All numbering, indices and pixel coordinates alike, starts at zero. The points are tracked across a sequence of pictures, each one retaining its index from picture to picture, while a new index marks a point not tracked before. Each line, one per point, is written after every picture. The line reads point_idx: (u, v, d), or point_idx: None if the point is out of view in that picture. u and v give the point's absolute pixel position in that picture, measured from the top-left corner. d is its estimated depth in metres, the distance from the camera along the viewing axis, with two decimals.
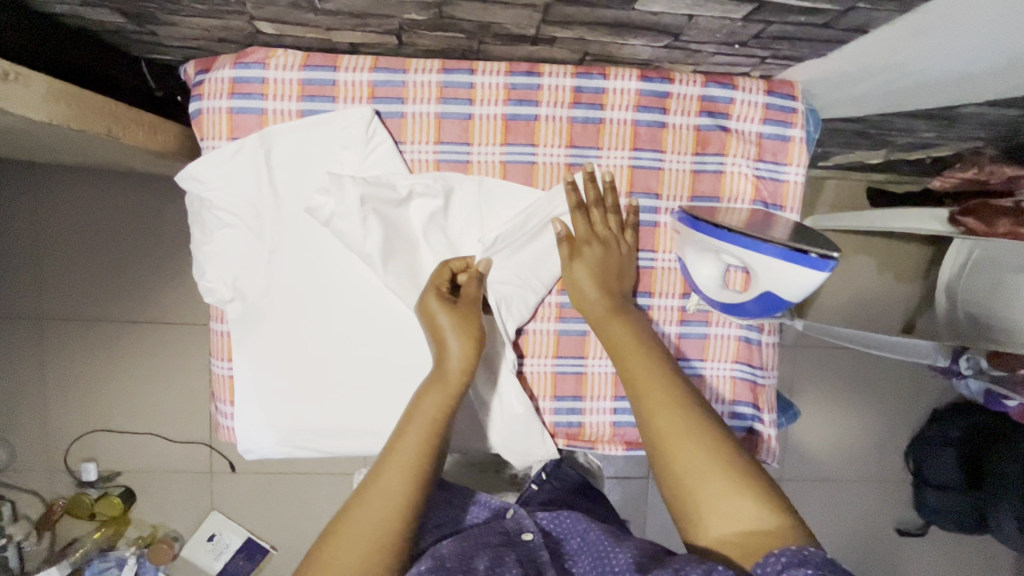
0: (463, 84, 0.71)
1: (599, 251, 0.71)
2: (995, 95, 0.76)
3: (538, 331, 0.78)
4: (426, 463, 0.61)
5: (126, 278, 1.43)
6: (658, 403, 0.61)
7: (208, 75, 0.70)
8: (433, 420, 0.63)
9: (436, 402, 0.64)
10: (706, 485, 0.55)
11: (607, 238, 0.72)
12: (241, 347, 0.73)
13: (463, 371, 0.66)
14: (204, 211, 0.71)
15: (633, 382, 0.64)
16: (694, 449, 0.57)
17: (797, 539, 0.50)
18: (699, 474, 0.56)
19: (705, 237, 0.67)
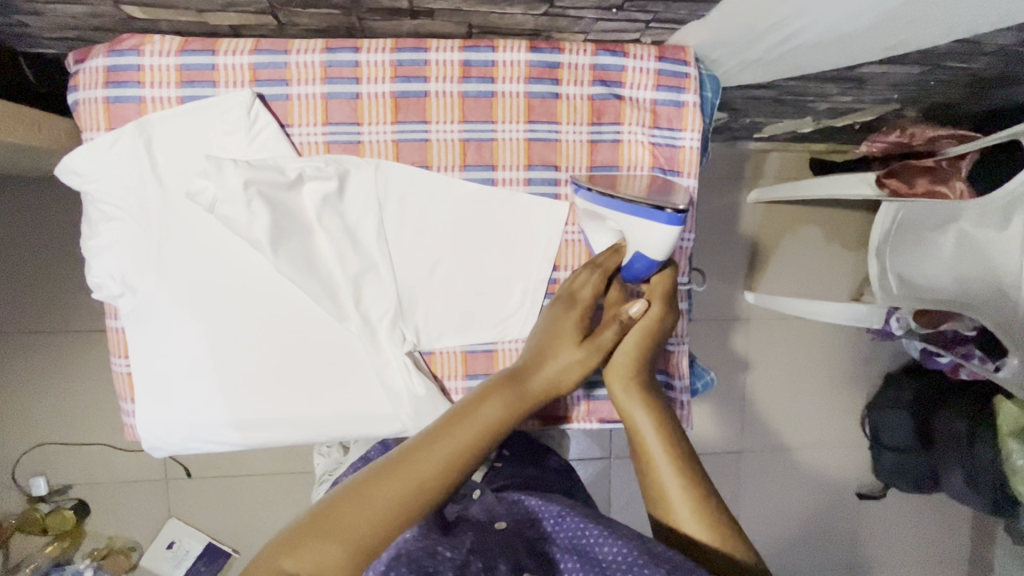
0: (348, 63, 0.70)
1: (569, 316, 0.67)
2: (887, 50, 0.76)
3: (445, 350, 0.77)
4: (446, 474, 0.55)
5: (63, 289, 1.40)
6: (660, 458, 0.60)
7: (83, 65, 0.68)
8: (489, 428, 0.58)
9: (499, 409, 0.60)
10: (670, 485, 0.58)
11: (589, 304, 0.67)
12: (140, 341, 0.71)
13: (543, 394, 0.64)
14: (87, 205, 0.69)
15: (637, 438, 0.63)
16: (669, 465, 0.60)
17: (733, 546, 0.54)
18: (671, 491, 0.58)
19: (590, 206, 0.71)
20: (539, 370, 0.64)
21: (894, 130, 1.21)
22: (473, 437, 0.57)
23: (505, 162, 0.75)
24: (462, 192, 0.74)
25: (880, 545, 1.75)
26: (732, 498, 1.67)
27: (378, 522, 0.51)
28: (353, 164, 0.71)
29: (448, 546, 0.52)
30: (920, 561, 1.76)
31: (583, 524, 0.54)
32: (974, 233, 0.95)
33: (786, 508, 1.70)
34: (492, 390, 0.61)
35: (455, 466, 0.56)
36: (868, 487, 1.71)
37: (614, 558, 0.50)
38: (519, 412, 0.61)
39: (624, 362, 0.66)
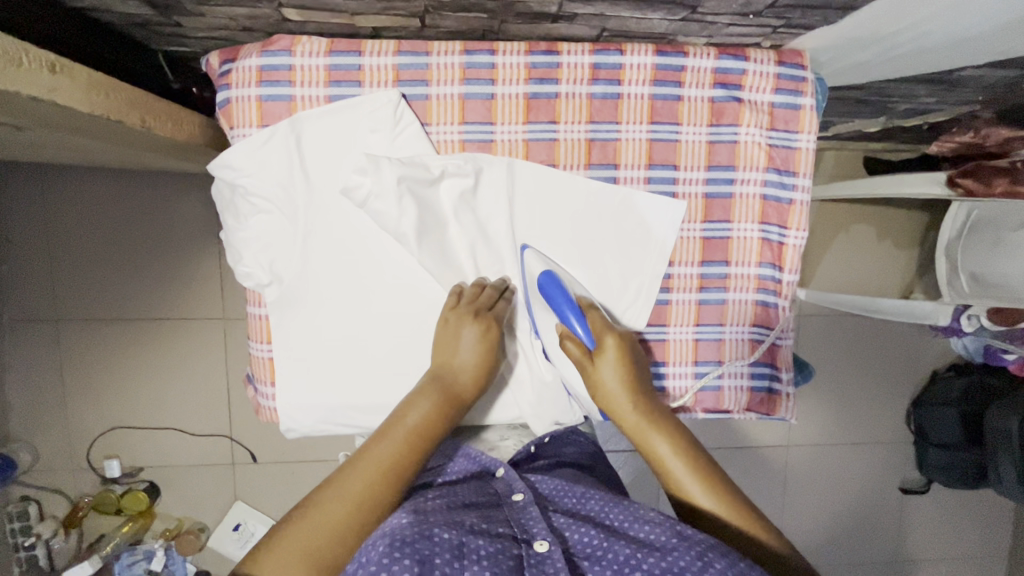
0: (485, 64, 0.73)
1: (484, 324, 0.72)
2: (995, 55, 0.79)
3: None
4: (399, 467, 0.63)
5: (138, 277, 1.44)
6: (682, 477, 0.65)
7: (236, 63, 0.71)
8: (426, 426, 0.66)
9: (430, 409, 0.68)
10: (689, 486, 0.64)
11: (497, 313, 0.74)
12: (283, 328, 0.75)
13: (469, 392, 0.72)
14: (238, 198, 0.73)
15: (653, 461, 0.67)
16: (681, 467, 0.66)
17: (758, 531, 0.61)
18: (693, 493, 0.64)
19: (533, 293, 0.75)
20: (460, 371, 0.72)
21: (966, 130, 1.23)
22: (404, 442, 0.64)
23: (627, 161, 0.78)
24: (586, 189, 0.77)
25: (923, 540, 1.76)
26: (778, 491, 1.69)
27: (341, 525, 0.57)
28: (489, 162, 0.74)
29: (444, 529, 0.54)
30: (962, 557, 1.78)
31: (609, 509, 0.61)
32: None
33: (830, 501, 1.73)
34: (420, 396, 0.69)
35: (394, 467, 0.62)
36: (913, 482, 1.73)
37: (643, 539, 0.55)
38: (448, 409, 0.69)
39: (584, 343, 0.73)
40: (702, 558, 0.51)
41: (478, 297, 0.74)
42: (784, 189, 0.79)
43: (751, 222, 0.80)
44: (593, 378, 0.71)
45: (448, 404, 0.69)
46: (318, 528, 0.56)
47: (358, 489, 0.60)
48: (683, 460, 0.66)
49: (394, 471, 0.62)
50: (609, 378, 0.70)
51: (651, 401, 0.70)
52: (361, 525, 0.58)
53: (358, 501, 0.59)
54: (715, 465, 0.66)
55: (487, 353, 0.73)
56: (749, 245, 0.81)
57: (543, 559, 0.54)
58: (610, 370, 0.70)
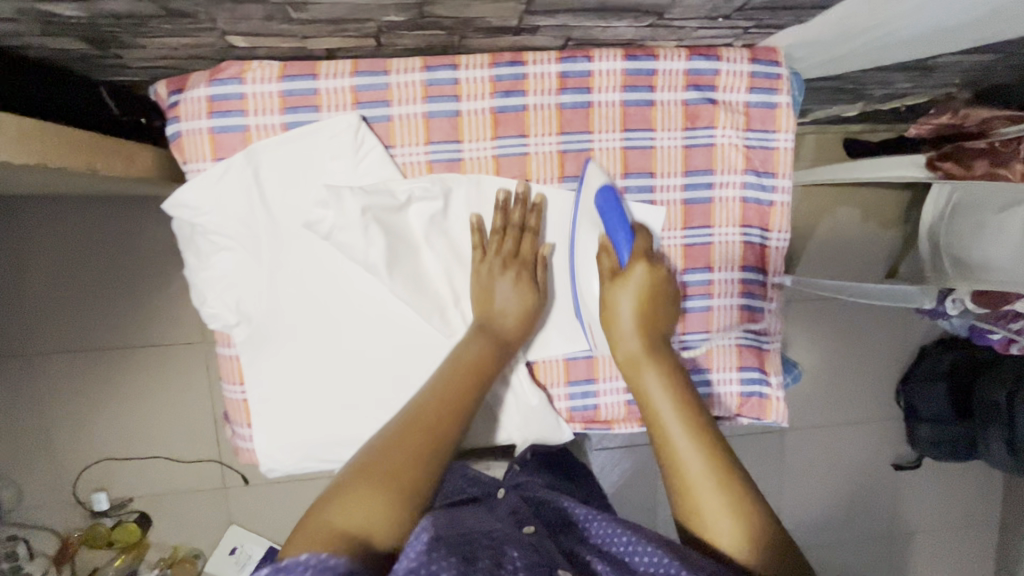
0: (447, 81, 0.70)
1: (522, 266, 0.72)
2: (970, 42, 0.77)
3: (547, 359, 0.79)
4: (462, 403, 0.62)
5: (110, 305, 1.40)
6: (670, 423, 0.62)
7: (183, 95, 0.67)
8: (477, 361, 0.67)
9: (479, 346, 0.68)
10: (694, 471, 0.58)
11: (526, 259, 0.73)
12: (255, 368, 0.72)
13: (514, 331, 0.71)
14: (197, 237, 0.69)
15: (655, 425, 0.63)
16: (685, 442, 0.60)
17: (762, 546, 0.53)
18: (694, 478, 0.58)
19: (581, 213, 0.73)
20: (503, 315, 0.71)
21: (944, 112, 1.22)
22: (467, 377, 0.65)
23: (602, 172, 0.75)
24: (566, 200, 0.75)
25: (925, 519, 1.74)
26: (774, 478, 1.67)
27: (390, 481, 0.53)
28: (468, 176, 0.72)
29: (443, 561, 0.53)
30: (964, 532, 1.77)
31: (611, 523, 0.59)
32: None
33: (828, 484, 1.70)
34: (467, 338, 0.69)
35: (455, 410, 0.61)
36: (906, 459, 1.71)
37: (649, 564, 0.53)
38: (471, 372, 0.66)
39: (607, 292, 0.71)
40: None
41: (504, 243, 0.73)
42: (764, 191, 0.77)
43: (731, 226, 0.78)
44: (612, 306, 0.70)
45: (469, 365, 0.66)
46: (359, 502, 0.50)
47: (373, 461, 0.55)
48: (672, 401, 0.63)
49: (415, 436, 0.57)
50: (627, 314, 0.70)
51: (665, 359, 0.68)
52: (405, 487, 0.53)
53: (370, 470, 0.54)
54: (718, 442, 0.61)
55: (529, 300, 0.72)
56: (731, 250, 0.79)
57: None
58: (629, 308, 0.70)
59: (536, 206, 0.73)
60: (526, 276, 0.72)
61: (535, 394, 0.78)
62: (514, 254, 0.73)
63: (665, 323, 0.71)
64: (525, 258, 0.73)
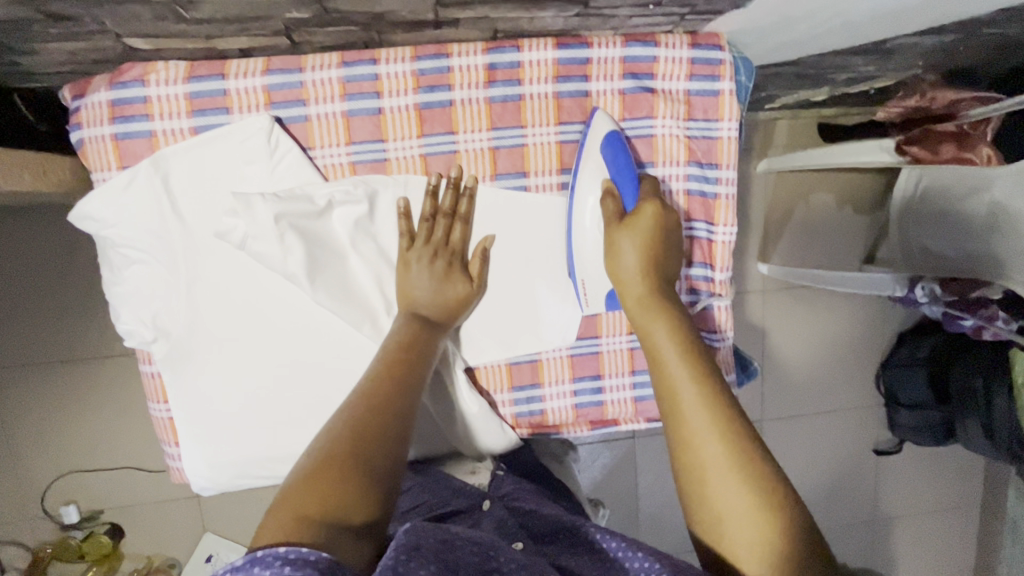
0: (367, 77, 0.66)
1: (447, 260, 0.69)
2: (924, 22, 0.73)
3: (489, 365, 0.76)
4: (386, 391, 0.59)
5: (68, 317, 1.36)
6: (682, 385, 0.58)
7: (84, 100, 0.64)
8: (402, 349, 0.63)
9: (405, 335, 0.65)
10: (718, 475, 0.54)
11: (456, 249, 0.70)
12: (179, 385, 0.69)
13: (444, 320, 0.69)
14: (108, 250, 0.66)
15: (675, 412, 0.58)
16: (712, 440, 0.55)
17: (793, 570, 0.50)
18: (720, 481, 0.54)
19: (582, 174, 0.69)
20: (431, 309, 0.68)
21: (912, 94, 1.18)
22: (395, 365, 0.62)
23: (537, 168, 0.72)
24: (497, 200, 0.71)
25: (908, 503, 1.73)
26: None
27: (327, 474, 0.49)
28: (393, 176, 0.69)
29: None
30: (949, 518, 1.75)
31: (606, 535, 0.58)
32: (1008, 204, 0.92)
33: (811, 474, 1.69)
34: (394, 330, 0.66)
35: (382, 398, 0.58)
36: (886, 444, 1.69)
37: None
38: (405, 354, 0.63)
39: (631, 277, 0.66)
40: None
41: (434, 231, 0.69)
42: (708, 183, 0.74)
43: (677, 220, 0.75)
44: (616, 250, 0.67)
45: (399, 350, 0.63)
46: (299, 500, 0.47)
47: (328, 450, 0.51)
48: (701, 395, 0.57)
49: (365, 418, 0.55)
50: (632, 262, 0.66)
51: (671, 308, 0.64)
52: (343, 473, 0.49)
53: (326, 460, 0.50)
54: (739, 419, 0.57)
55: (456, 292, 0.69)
56: (677, 245, 0.76)
57: None
58: (633, 253, 0.66)
59: (470, 191, 0.70)
60: (457, 265, 0.70)
61: (475, 401, 0.75)
62: (442, 244, 0.69)
63: (671, 271, 0.68)
64: (453, 249, 0.70)
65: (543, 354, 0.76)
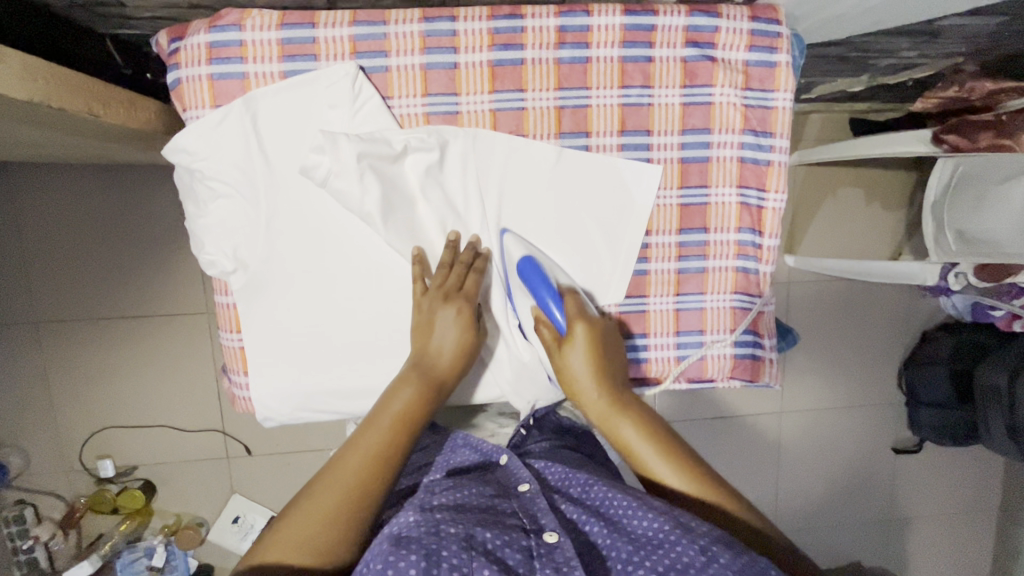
0: (446, 32, 0.70)
1: (463, 307, 0.72)
2: (974, 4, 0.76)
3: None
4: (384, 456, 0.62)
5: (117, 275, 1.41)
6: (661, 471, 0.67)
7: (184, 41, 0.68)
8: (406, 414, 0.66)
9: (412, 396, 0.67)
10: (708, 525, 0.64)
11: (470, 295, 0.73)
12: (253, 316, 0.73)
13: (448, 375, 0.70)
14: (195, 183, 0.70)
15: (656, 487, 0.68)
16: (691, 499, 0.65)
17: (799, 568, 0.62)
18: (714, 532, 0.64)
19: (514, 287, 0.75)
20: (437, 356, 0.70)
21: (950, 86, 1.21)
22: (390, 432, 0.64)
23: (599, 129, 0.75)
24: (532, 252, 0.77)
25: (922, 503, 1.73)
26: (773, 460, 1.66)
27: (315, 526, 0.57)
28: (455, 218, 0.75)
29: (450, 522, 0.56)
30: (964, 522, 1.75)
31: (612, 495, 0.62)
32: None
33: (827, 468, 1.69)
34: (401, 381, 0.68)
35: (379, 463, 0.62)
36: (903, 441, 1.70)
37: (645, 533, 0.56)
38: (400, 434, 0.64)
39: (590, 394, 0.72)
40: (706, 553, 0.52)
41: (447, 279, 0.72)
42: (762, 150, 0.77)
43: (728, 186, 0.78)
44: (567, 369, 0.72)
45: (402, 424, 0.65)
46: (285, 547, 0.56)
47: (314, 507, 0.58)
48: (675, 472, 0.67)
49: (356, 480, 0.60)
50: (581, 369, 0.71)
51: (628, 404, 0.72)
52: (330, 526, 0.57)
53: (311, 520, 0.57)
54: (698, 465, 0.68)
55: (463, 340, 0.71)
56: (727, 211, 0.79)
57: (552, 549, 0.56)
58: (582, 363, 0.71)
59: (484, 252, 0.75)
60: (468, 310, 0.72)
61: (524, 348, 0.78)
62: (455, 289, 0.72)
63: (618, 366, 0.74)
64: (466, 298, 0.72)
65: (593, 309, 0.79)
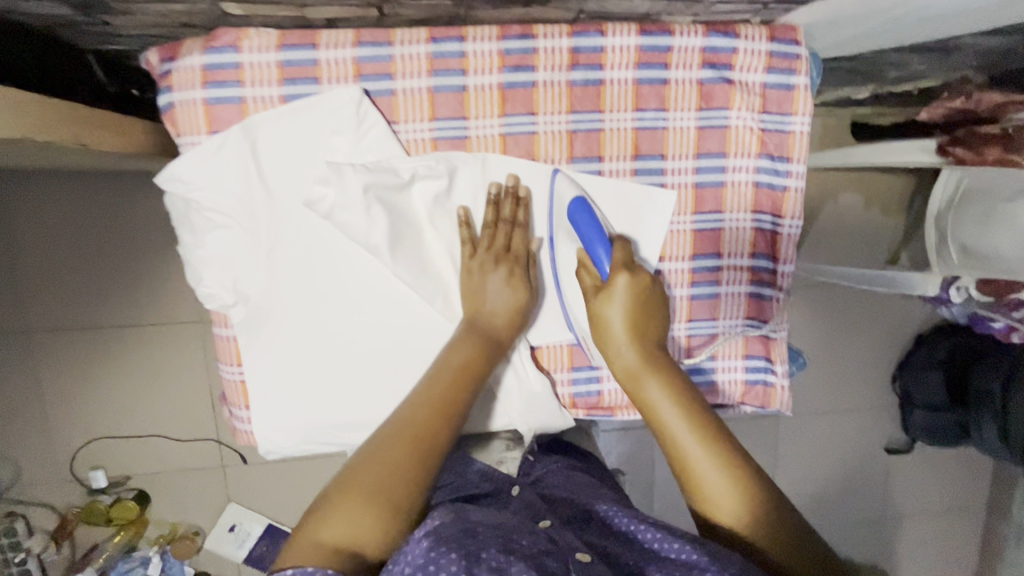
0: (454, 54, 0.67)
1: (510, 268, 0.70)
2: (994, 23, 0.74)
3: (551, 343, 0.78)
4: (446, 409, 0.62)
5: (105, 285, 1.37)
6: (655, 395, 0.63)
7: (176, 63, 0.64)
8: (464, 366, 0.65)
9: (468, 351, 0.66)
10: (697, 459, 0.59)
11: (518, 255, 0.71)
12: (255, 350, 0.70)
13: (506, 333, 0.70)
14: (191, 213, 0.67)
15: (648, 408, 0.64)
16: (681, 423, 0.61)
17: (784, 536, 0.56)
18: (699, 469, 0.59)
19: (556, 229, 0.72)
20: (493, 317, 0.69)
21: (957, 96, 1.19)
22: (446, 385, 0.64)
23: (612, 153, 0.73)
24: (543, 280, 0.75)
25: (913, 501, 1.75)
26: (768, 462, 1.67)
27: (384, 474, 0.56)
28: None
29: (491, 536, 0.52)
30: (953, 520, 1.77)
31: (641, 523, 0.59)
32: None
33: (822, 469, 1.70)
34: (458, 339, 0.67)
35: (440, 415, 0.61)
36: (897, 443, 1.71)
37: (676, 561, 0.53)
38: (459, 389, 0.64)
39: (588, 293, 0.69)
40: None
41: (495, 238, 0.70)
42: (778, 175, 0.75)
43: (743, 211, 0.76)
44: (576, 277, 0.70)
45: (461, 376, 0.64)
46: (353, 495, 0.55)
47: (381, 455, 0.57)
48: (669, 394, 0.63)
49: (419, 430, 0.60)
50: (597, 284, 0.69)
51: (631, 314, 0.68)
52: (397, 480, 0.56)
53: (381, 468, 0.57)
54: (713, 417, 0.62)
55: (516, 301, 0.70)
56: (742, 236, 0.77)
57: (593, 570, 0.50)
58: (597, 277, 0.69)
59: (524, 199, 0.71)
60: (519, 272, 0.70)
61: (535, 377, 0.77)
62: (505, 250, 0.70)
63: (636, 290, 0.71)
64: (514, 257, 0.70)
65: None
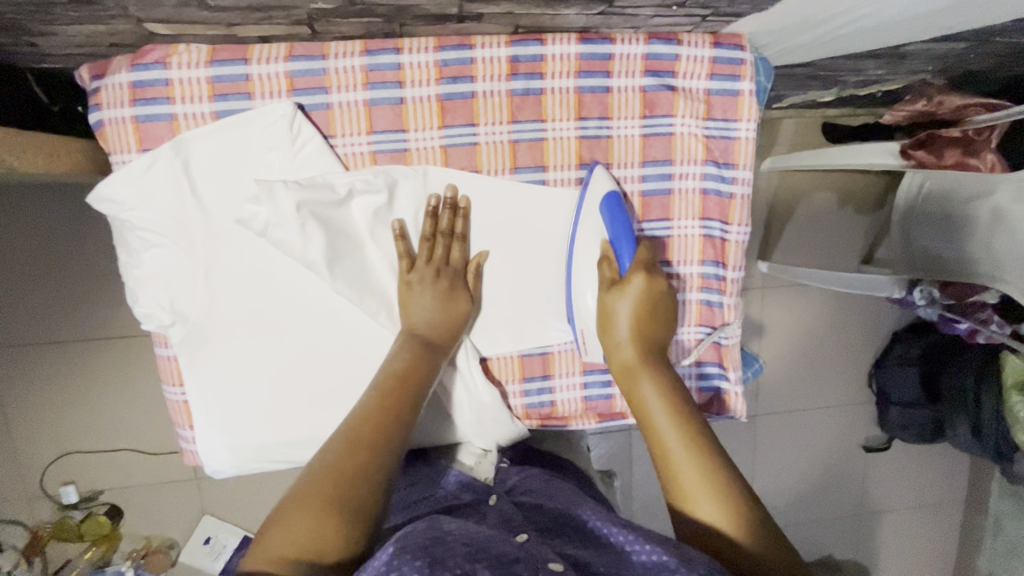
0: (390, 66, 0.66)
1: (445, 282, 0.69)
2: (937, 29, 0.73)
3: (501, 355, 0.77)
4: (392, 414, 0.59)
5: (51, 304, 1.25)
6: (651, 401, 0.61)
7: (104, 80, 0.63)
8: (406, 370, 0.63)
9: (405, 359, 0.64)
10: (685, 471, 0.55)
11: (456, 268, 0.71)
12: (195, 370, 0.69)
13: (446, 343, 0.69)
14: (127, 234, 0.66)
15: (642, 412, 0.61)
16: (673, 430, 0.58)
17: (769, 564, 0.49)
18: (687, 484, 0.54)
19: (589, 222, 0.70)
20: (430, 328, 0.69)
21: (918, 99, 1.18)
22: (392, 388, 0.61)
23: (556, 163, 0.72)
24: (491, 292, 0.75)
25: (892, 497, 1.74)
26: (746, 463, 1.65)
27: (332, 477, 0.51)
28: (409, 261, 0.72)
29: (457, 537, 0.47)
30: (933, 516, 1.77)
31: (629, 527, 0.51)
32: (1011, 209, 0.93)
33: (802, 468, 1.68)
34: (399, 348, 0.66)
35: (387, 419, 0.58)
36: (874, 440, 1.69)
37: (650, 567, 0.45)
38: (404, 392, 0.61)
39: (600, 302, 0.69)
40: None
41: (433, 250, 0.70)
42: (724, 182, 0.75)
43: (691, 219, 0.76)
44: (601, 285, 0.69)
45: (402, 380, 0.62)
46: (298, 512, 0.48)
47: (329, 464, 0.52)
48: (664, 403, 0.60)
49: (364, 433, 0.56)
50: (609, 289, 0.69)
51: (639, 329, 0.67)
52: (345, 485, 0.51)
53: (329, 474, 0.52)
54: (702, 428, 0.58)
55: (451, 312, 0.69)
56: (690, 244, 0.77)
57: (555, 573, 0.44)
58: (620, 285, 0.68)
59: (463, 210, 0.70)
60: (457, 285, 0.70)
61: (485, 390, 0.75)
62: (443, 262, 0.70)
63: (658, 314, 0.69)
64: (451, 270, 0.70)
65: (555, 347, 0.77)
